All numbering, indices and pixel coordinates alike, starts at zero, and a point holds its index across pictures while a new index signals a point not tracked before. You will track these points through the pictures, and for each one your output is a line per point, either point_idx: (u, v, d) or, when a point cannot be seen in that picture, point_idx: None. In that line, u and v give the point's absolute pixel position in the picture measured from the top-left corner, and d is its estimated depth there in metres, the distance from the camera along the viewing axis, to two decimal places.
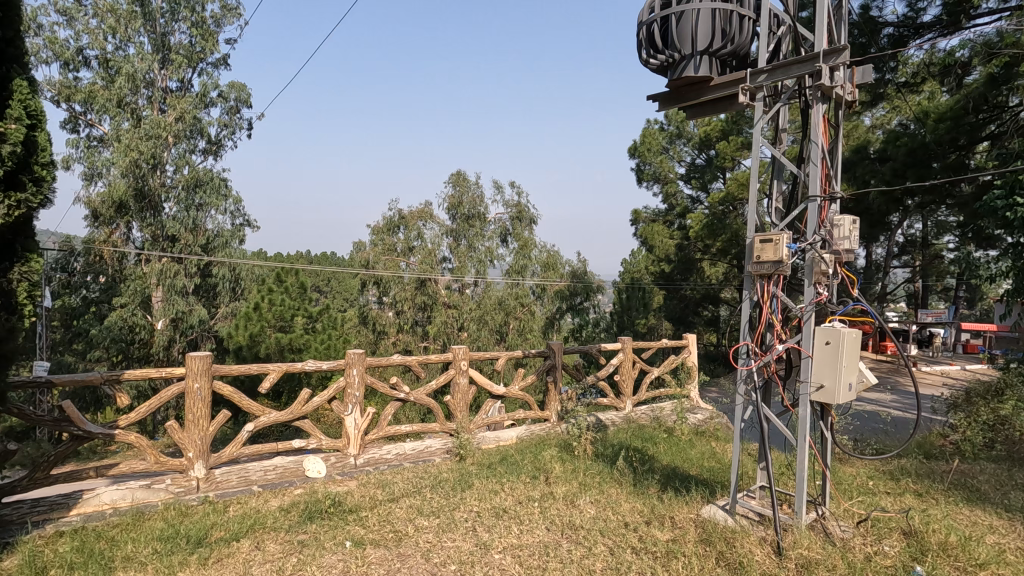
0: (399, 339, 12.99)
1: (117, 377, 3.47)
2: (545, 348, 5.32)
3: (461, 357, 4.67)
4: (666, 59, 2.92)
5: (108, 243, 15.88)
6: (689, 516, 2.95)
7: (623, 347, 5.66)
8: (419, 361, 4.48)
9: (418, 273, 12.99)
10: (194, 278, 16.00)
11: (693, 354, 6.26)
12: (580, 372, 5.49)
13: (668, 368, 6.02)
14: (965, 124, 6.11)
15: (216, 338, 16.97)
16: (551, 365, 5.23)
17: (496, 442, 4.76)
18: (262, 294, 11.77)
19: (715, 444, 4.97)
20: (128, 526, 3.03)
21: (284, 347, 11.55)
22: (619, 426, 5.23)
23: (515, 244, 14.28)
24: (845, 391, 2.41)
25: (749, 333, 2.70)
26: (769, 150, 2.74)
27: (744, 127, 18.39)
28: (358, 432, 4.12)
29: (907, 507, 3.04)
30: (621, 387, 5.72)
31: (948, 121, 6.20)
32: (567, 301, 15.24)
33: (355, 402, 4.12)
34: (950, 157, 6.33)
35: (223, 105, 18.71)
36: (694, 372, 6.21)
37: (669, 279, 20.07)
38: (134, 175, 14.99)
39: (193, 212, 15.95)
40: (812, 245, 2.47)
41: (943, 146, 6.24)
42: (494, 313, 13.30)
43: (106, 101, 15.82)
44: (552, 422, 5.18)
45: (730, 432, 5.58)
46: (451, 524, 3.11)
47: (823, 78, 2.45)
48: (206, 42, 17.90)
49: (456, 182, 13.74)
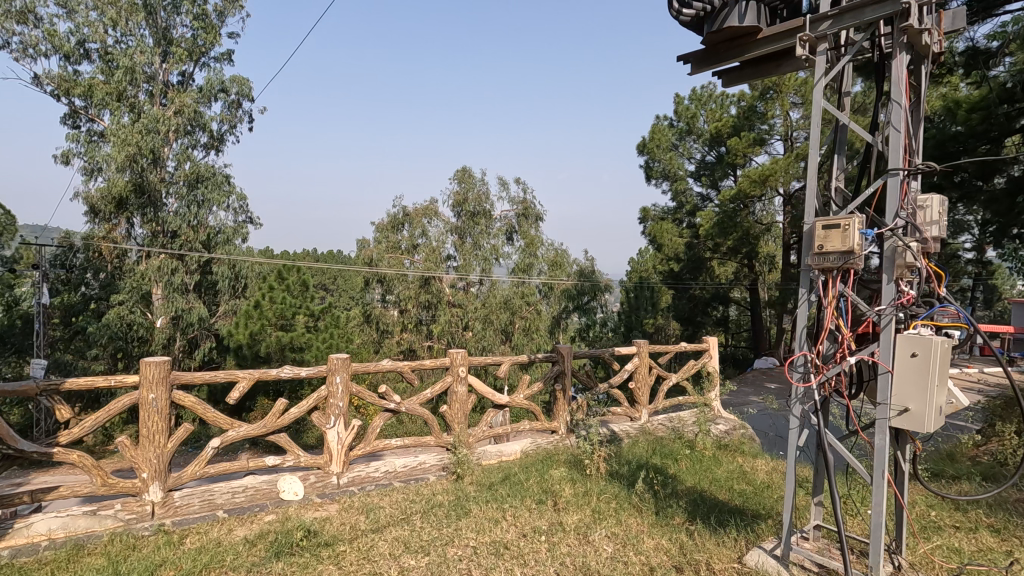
0: (402, 338, 12.77)
1: (57, 388, 3.00)
2: (552, 352, 4.80)
3: (459, 362, 4.15)
4: (701, 9, 2.42)
5: (108, 239, 15.59)
6: (729, 564, 2.46)
7: (639, 351, 5.13)
8: (412, 366, 3.97)
9: (422, 271, 12.54)
10: (195, 276, 15.71)
11: (715, 358, 5.71)
12: (592, 378, 4.97)
13: (687, 374, 5.50)
14: (999, 114, 5.38)
15: (217, 336, 16.70)
16: (559, 372, 4.71)
17: (499, 456, 4.28)
18: (262, 292, 11.45)
19: (742, 460, 4.50)
20: (61, 563, 2.57)
21: (284, 347, 11.21)
22: (634, 439, 4.75)
23: (521, 242, 13.71)
24: (937, 416, 1.90)
25: (808, 341, 2.21)
26: (834, 114, 2.20)
27: (757, 123, 17.85)
28: (341, 447, 3.65)
29: (992, 554, 2.52)
30: (637, 395, 5.18)
31: (980, 110, 5.47)
32: (574, 300, 14.72)
33: (337, 414, 3.65)
34: (982, 150, 5.60)
35: (226, 99, 18.32)
36: (717, 379, 5.67)
37: (678, 278, 19.70)
38: (133, 171, 14.68)
39: (195, 208, 15.57)
40: (893, 231, 1.95)
41: (974, 138, 5.52)
42: (499, 313, 12.86)
43: (106, 95, 15.47)
44: (561, 435, 4.67)
45: (756, 446, 5.09)
46: (442, 565, 2.62)
47: (911, 18, 1.92)
48: (208, 35, 17.56)
49: (461, 178, 13.27)
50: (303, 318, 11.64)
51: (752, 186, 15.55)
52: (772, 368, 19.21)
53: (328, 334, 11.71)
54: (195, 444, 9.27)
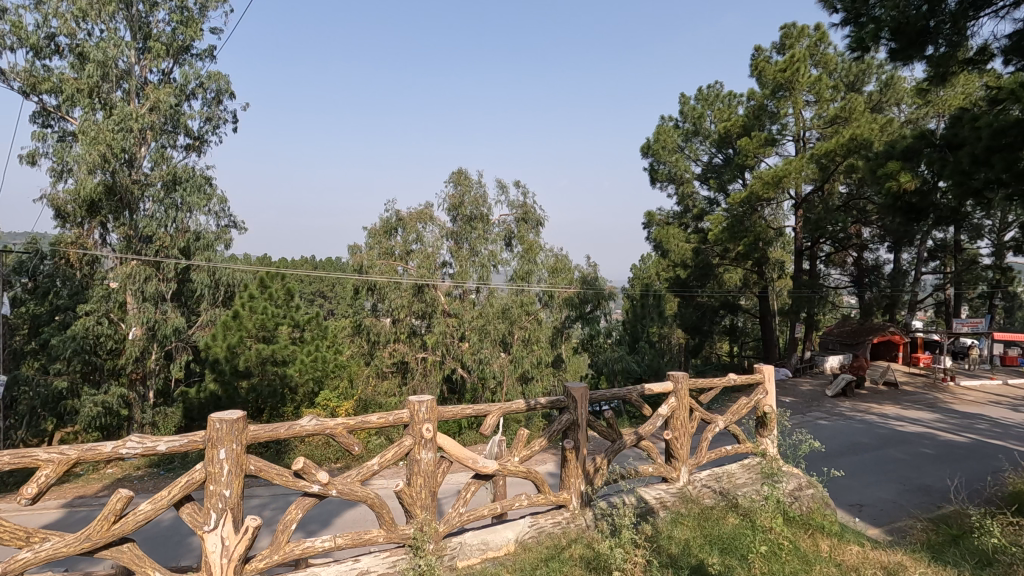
0: (395, 350, 11.69)
1: None
2: (560, 396, 3.43)
3: (422, 419, 2.79)
4: None
5: (78, 245, 14.23)
6: None
7: (675, 388, 3.79)
8: (350, 426, 2.64)
9: (415, 279, 11.24)
10: (171, 284, 14.34)
11: (771, 395, 4.35)
12: (615, 429, 3.59)
13: (738, 417, 4.16)
14: None
15: (196, 349, 15.45)
16: (569, 423, 3.33)
17: (483, 551, 2.95)
18: (240, 301, 10.51)
19: (830, 551, 3.18)
20: None
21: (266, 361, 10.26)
22: (674, 518, 3.43)
23: (520, 248, 12.28)
24: None
25: None
26: None
27: (769, 122, 16.46)
28: (229, 561, 2.30)
29: None
30: (674, 448, 3.83)
31: None
32: (575, 310, 12.73)
33: (222, 509, 2.29)
34: None
35: (205, 97, 17.13)
36: (773, 422, 4.32)
37: (684, 286, 18.31)
38: (103, 171, 13.23)
39: (174, 212, 14.18)
40: None
41: None
42: (497, 323, 11.63)
43: (76, 91, 14.20)
44: (574, 512, 3.31)
45: (832, 520, 3.75)
46: None
47: None
48: (187, 29, 16.24)
49: (457, 179, 11.91)
50: (285, 330, 10.77)
51: (765, 188, 14.43)
52: (786, 379, 17.94)
53: (314, 347, 10.89)
54: (164, 470, 8.08)
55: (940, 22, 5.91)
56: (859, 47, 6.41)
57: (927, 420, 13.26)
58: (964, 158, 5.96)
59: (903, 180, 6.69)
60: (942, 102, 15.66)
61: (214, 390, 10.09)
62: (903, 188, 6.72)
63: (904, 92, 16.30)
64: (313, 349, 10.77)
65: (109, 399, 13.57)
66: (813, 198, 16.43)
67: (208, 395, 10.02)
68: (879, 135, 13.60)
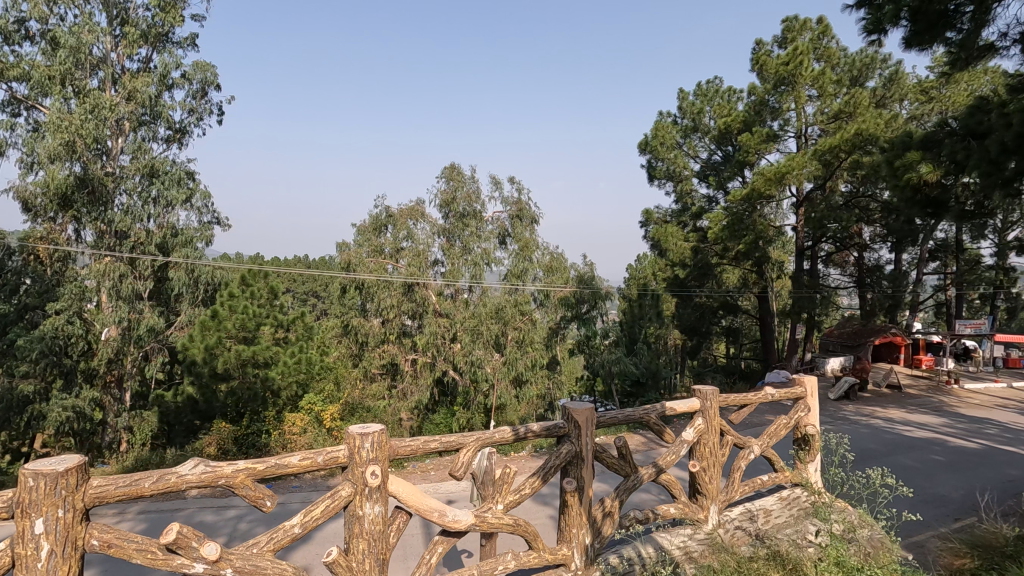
0: (384, 351, 10.86)
1: None
2: (558, 420, 2.64)
3: (364, 459, 2.01)
4: None
5: (49, 240, 13.20)
6: None
7: (702, 405, 3.04)
8: (253, 476, 1.87)
9: (404, 278, 10.44)
10: (148, 281, 13.44)
11: (814, 413, 3.63)
12: (628, 462, 2.81)
13: (776, 440, 3.40)
14: None
15: (173, 350, 14.41)
16: (570, 453, 2.55)
17: None
18: (219, 300, 9.62)
19: None
20: None
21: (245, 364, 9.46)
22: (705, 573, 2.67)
23: (515, 246, 11.45)
24: None
25: None
26: None
27: (771, 117, 15.72)
28: None
29: None
30: (701, 481, 3.06)
31: None
32: (572, 310, 11.69)
33: None
34: None
35: (188, 87, 16.26)
36: (816, 444, 3.59)
37: (683, 286, 17.64)
38: (73, 161, 12.18)
39: (150, 206, 13.25)
40: None
41: None
42: (490, 324, 10.79)
43: (45, 78, 13.16)
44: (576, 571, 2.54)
45: None
46: None
47: None
48: (167, 15, 15.25)
49: (449, 174, 11.10)
50: (267, 330, 10.00)
51: (767, 184, 13.58)
52: None
53: (298, 348, 10.07)
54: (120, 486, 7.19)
55: (962, 4, 5.08)
56: (875, 29, 5.50)
57: (937, 425, 12.50)
58: (991, 146, 5.05)
59: (924, 171, 5.78)
60: (947, 98, 14.97)
61: (191, 394, 9.34)
62: (923, 180, 5.83)
63: (908, 87, 15.47)
64: (297, 351, 10.01)
65: (79, 403, 12.42)
66: (816, 195, 15.66)
67: (184, 398, 9.30)
68: (885, 129, 12.84)
